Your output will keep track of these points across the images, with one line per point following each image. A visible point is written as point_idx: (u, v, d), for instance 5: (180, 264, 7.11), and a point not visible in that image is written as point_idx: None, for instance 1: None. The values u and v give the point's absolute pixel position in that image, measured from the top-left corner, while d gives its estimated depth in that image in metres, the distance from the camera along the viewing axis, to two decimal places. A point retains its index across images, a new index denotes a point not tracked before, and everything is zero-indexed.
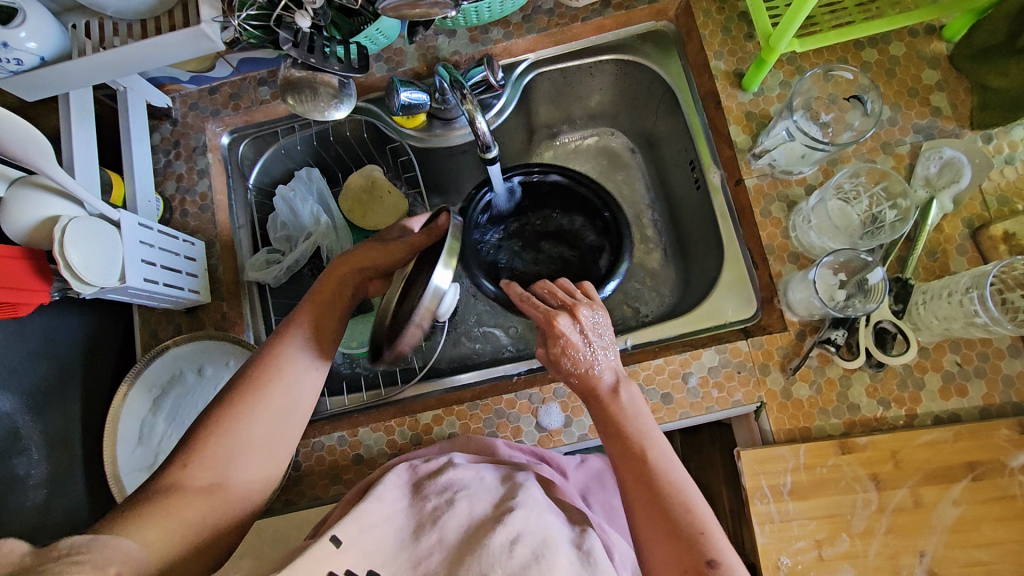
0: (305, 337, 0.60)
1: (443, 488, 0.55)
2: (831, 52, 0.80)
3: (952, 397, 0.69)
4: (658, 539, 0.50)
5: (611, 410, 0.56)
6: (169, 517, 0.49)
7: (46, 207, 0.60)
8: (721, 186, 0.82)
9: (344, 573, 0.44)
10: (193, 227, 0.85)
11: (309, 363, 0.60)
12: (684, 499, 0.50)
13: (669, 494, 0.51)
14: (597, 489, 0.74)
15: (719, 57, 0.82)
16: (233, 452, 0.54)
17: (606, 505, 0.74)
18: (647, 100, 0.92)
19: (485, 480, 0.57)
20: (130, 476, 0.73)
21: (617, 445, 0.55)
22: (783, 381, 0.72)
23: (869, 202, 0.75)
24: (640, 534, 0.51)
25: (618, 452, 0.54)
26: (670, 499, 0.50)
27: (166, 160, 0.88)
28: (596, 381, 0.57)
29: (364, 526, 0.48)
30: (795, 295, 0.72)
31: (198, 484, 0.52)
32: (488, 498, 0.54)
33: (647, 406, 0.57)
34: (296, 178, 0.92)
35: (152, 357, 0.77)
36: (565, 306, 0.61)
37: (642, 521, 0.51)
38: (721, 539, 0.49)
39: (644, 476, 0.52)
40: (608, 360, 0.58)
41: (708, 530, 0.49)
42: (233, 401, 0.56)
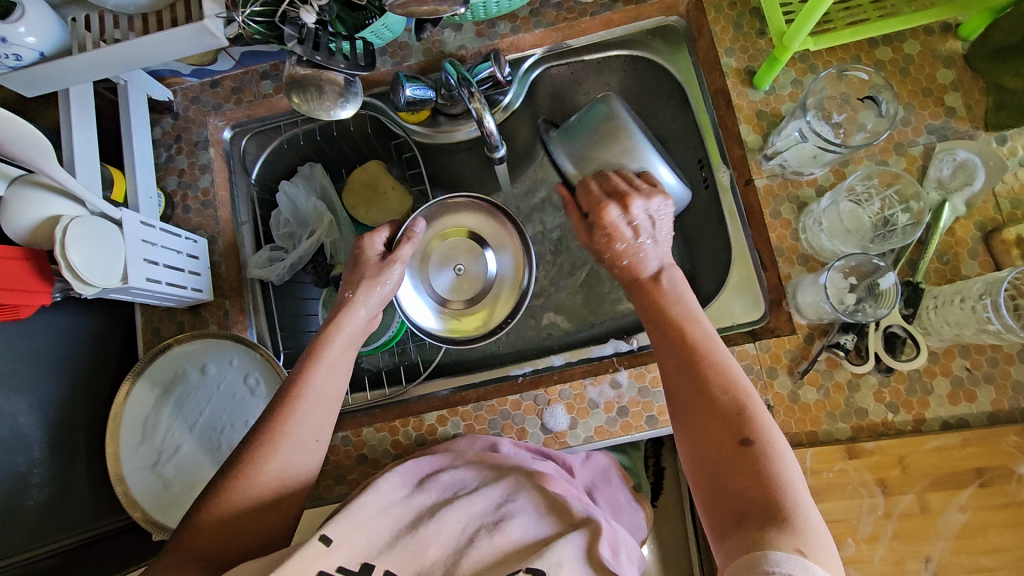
0: (318, 370, 0.60)
1: (442, 486, 0.54)
2: (844, 51, 0.78)
3: (961, 402, 0.69)
4: (692, 409, 0.53)
5: (660, 292, 0.64)
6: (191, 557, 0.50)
7: (49, 205, 0.59)
8: (730, 185, 0.81)
9: (335, 571, 0.44)
10: (195, 223, 0.84)
11: (320, 396, 0.58)
12: (727, 379, 0.53)
13: (711, 370, 0.54)
14: (603, 485, 0.74)
15: (730, 54, 0.80)
16: (247, 491, 0.52)
17: (613, 502, 0.74)
18: (656, 96, 0.90)
19: (488, 476, 0.56)
20: (135, 476, 0.74)
21: (668, 333, 0.59)
22: (791, 385, 0.71)
23: (881, 204, 0.73)
24: (680, 415, 0.54)
25: (664, 341, 0.59)
26: (709, 373, 0.54)
27: (167, 155, 0.87)
28: (642, 267, 0.67)
29: (354, 522, 0.47)
30: (804, 298, 0.71)
31: (218, 525, 0.51)
32: (489, 494, 0.53)
33: (693, 297, 0.63)
34: (298, 174, 0.91)
35: (155, 354, 0.78)
36: (618, 195, 0.72)
37: (683, 400, 0.54)
38: (769, 418, 0.50)
39: (687, 349, 0.56)
40: (652, 251, 0.68)
41: (753, 406, 0.50)
42: (253, 444, 0.55)
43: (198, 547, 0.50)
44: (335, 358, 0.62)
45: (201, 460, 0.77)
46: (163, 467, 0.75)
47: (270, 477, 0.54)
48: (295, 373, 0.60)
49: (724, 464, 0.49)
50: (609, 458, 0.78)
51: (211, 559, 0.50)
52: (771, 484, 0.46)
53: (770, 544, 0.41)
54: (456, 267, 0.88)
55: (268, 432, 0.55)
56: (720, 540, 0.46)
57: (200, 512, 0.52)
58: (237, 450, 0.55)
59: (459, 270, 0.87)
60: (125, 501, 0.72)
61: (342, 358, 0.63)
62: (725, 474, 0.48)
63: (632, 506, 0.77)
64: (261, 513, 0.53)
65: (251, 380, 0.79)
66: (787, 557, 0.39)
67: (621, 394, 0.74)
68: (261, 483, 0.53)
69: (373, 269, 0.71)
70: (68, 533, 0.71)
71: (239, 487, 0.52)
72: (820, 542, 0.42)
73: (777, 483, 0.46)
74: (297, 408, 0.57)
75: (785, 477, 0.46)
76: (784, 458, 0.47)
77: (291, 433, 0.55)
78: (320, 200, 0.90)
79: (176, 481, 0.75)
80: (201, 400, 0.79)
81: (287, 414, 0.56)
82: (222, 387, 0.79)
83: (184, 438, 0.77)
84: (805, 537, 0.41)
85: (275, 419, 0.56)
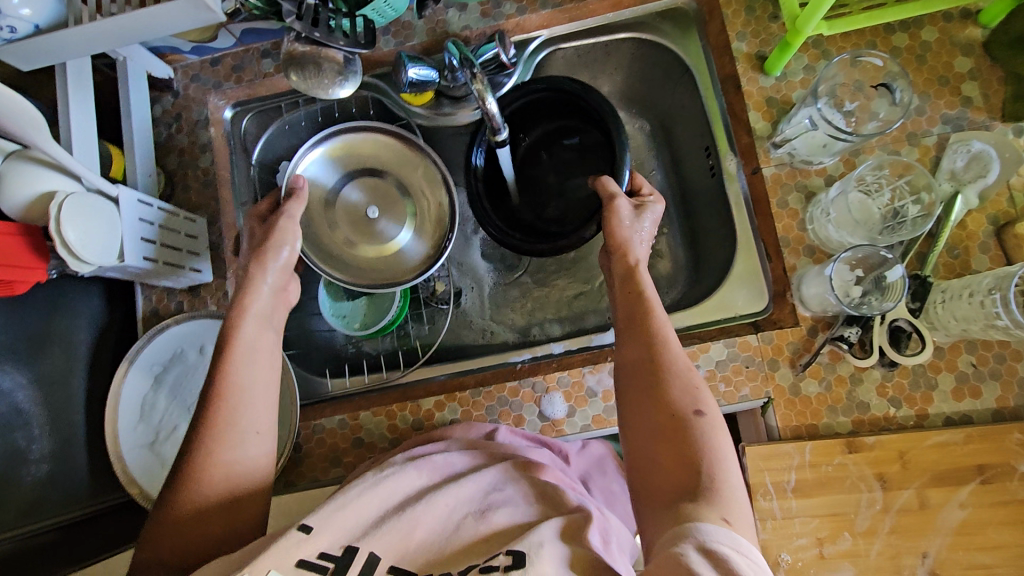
0: (235, 360, 0.58)
1: (434, 467, 0.54)
2: (859, 36, 0.76)
3: (965, 398, 0.68)
4: (641, 387, 0.55)
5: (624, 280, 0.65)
6: (167, 555, 0.50)
7: (44, 181, 0.59)
8: (737, 173, 0.78)
9: (317, 557, 0.44)
10: (195, 202, 0.84)
11: (248, 385, 0.57)
12: (678, 361, 0.55)
13: (662, 352, 0.56)
14: (597, 474, 0.71)
15: (741, 38, 0.79)
16: (198, 490, 0.52)
17: (607, 492, 0.71)
18: (664, 81, 0.88)
19: (480, 462, 0.56)
20: (133, 453, 0.74)
21: (635, 314, 0.60)
22: (792, 377, 0.70)
23: (891, 195, 0.72)
24: (630, 388, 0.56)
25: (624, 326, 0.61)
26: (660, 354, 0.56)
27: (168, 133, 0.86)
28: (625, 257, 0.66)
29: (342, 505, 0.47)
30: (808, 290, 0.71)
31: (185, 525, 0.51)
32: (480, 480, 0.52)
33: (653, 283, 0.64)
34: (303, 155, 0.91)
35: (154, 334, 0.78)
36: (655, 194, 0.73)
37: (634, 378, 0.56)
38: (709, 397, 0.53)
39: (642, 331, 0.58)
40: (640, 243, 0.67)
41: (698, 386, 0.53)
42: (196, 443, 0.53)
43: (174, 547, 0.50)
44: (246, 340, 0.60)
45: None
46: (160, 446, 0.76)
47: (220, 469, 0.53)
48: (213, 370, 0.57)
49: (664, 434, 0.51)
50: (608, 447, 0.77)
51: (196, 551, 0.51)
52: (702, 458, 0.48)
53: (697, 516, 0.44)
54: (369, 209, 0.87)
55: (206, 430, 0.54)
56: (652, 510, 0.48)
57: (170, 506, 0.51)
58: (183, 451, 0.54)
59: (376, 211, 0.87)
60: (122, 477, 0.72)
61: (259, 339, 0.61)
62: (662, 448, 0.51)
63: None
64: (224, 508, 0.52)
65: None
66: (718, 529, 0.42)
67: None
68: (215, 474, 0.52)
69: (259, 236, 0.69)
70: (65, 509, 0.71)
71: (198, 483, 0.52)
72: (742, 516, 0.45)
73: (711, 456, 0.48)
74: (228, 401, 0.55)
75: (720, 453, 0.49)
76: (719, 435, 0.50)
77: (233, 425, 0.54)
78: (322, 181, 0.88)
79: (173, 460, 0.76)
80: (199, 381, 0.80)
81: (221, 408, 0.54)
82: None
83: (181, 418, 0.78)
84: (728, 509, 0.44)
85: (212, 415, 0.54)
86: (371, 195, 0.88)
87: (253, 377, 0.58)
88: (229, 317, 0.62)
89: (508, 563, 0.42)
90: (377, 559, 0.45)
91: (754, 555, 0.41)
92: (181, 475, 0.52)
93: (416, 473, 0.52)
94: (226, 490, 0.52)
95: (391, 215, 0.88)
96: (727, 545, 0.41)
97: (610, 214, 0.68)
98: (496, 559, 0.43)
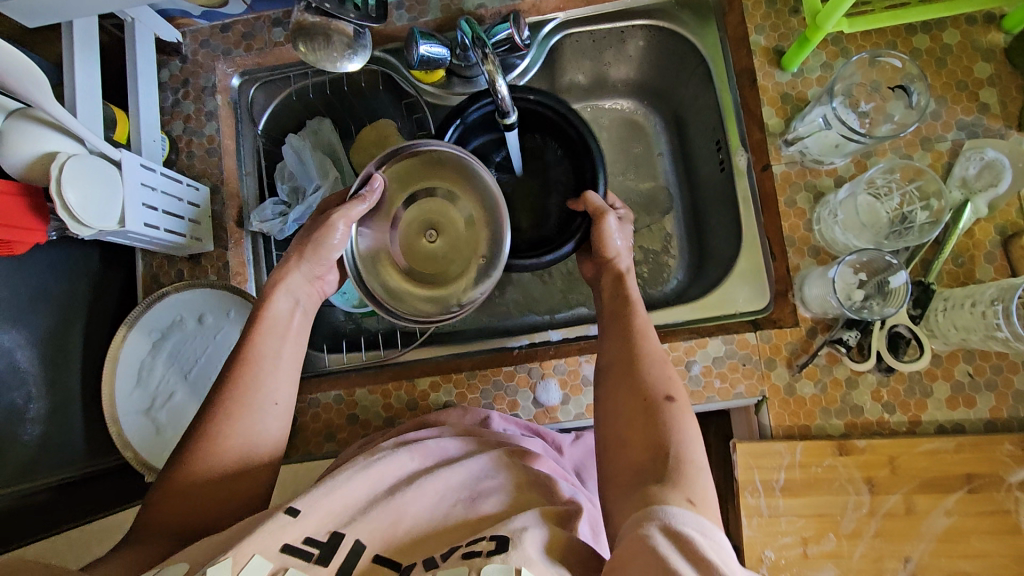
0: (265, 333, 0.59)
1: (426, 452, 0.54)
2: (880, 35, 0.75)
3: (959, 407, 0.68)
4: (618, 375, 0.57)
5: (611, 280, 0.67)
6: (170, 515, 0.51)
7: (44, 141, 0.58)
8: (746, 170, 0.77)
9: (301, 543, 0.43)
10: (198, 170, 0.83)
11: (275, 360, 0.58)
12: (657, 354, 0.57)
13: (643, 344, 0.58)
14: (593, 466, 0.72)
15: (760, 32, 0.77)
16: (209, 457, 0.53)
17: None
18: (679, 71, 0.87)
19: (472, 448, 0.57)
20: (129, 419, 0.75)
21: (619, 308, 0.63)
22: (788, 377, 0.70)
23: (901, 199, 0.71)
24: (609, 375, 0.58)
25: (609, 320, 0.63)
26: (641, 346, 0.58)
27: (174, 99, 0.85)
28: (613, 262, 0.68)
29: (331, 488, 0.47)
30: (811, 290, 0.70)
31: (194, 489, 0.52)
32: (471, 466, 0.53)
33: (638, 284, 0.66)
34: (307, 128, 0.89)
35: (153, 301, 0.78)
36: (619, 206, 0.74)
37: (613, 367, 0.58)
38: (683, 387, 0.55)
39: (625, 324, 0.60)
40: (621, 248, 0.69)
41: (674, 376, 0.55)
42: (216, 408, 0.55)
43: (179, 509, 0.51)
44: (277, 314, 0.61)
45: (194, 409, 0.79)
46: (157, 412, 0.77)
47: (236, 438, 0.54)
48: (243, 338, 0.59)
49: (638, 419, 0.52)
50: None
51: (197, 514, 0.51)
52: (671, 442, 0.49)
53: (661, 496, 0.44)
54: (428, 230, 0.67)
55: (228, 396, 0.55)
56: (618, 490, 0.49)
57: (180, 468, 0.52)
58: (201, 413, 0.55)
59: (436, 231, 0.67)
60: (118, 442, 0.73)
61: (290, 317, 0.62)
62: (634, 431, 0.52)
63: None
64: (234, 474, 0.53)
65: None
66: (684, 513, 0.42)
67: None
68: (230, 441, 0.54)
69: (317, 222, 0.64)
70: (60, 469, 0.72)
71: (211, 446, 0.53)
72: (707, 499, 0.45)
73: (680, 439, 0.50)
74: (252, 369, 0.57)
75: (688, 436, 0.50)
76: (689, 422, 0.51)
77: (255, 394, 0.56)
78: (326, 155, 0.87)
79: (169, 427, 0.77)
80: (197, 349, 0.80)
81: (246, 373, 0.56)
82: (218, 337, 0.81)
83: (178, 385, 0.79)
84: (691, 491, 0.45)
85: (236, 381, 0.56)
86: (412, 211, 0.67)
87: (282, 353, 0.59)
88: (262, 291, 0.63)
89: (492, 547, 0.42)
90: (362, 546, 0.45)
91: (715, 535, 0.42)
92: (195, 436, 0.54)
93: (408, 457, 0.53)
94: (238, 460, 0.54)
95: (459, 237, 0.67)
96: (691, 527, 0.41)
97: (598, 228, 0.69)
98: (481, 544, 0.43)
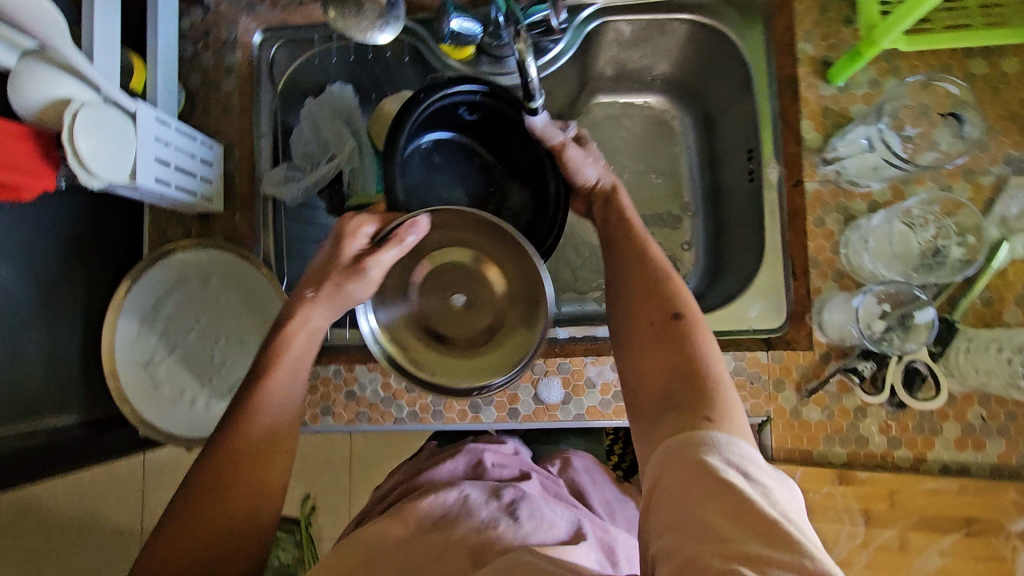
0: (275, 379, 0.59)
1: (421, 515, 0.55)
2: (935, 55, 0.71)
3: (967, 449, 0.66)
4: (631, 299, 0.59)
5: (609, 201, 0.69)
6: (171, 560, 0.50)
7: (61, 86, 0.55)
8: (777, 183, 0.74)
9: None
10: (213, 127, 0.82)
11: (283, 408, 0.59)
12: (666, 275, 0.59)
13: (650, 267, 0.60)
14: (590, 485, 0.72)
15: (808, 39, 0.74)
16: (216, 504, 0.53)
17: (605, 502, 0.71)
18: (716, 72, 0.83)
19: (466, 505, 0.57)
20: (126, 372, 0.75)
21: (617, 230, 0.66)
22: (795, 401, 0.69)
23: (936, 232, 0.67)
24: (621, 300, 0.60)
25: (614, 241, 0.65)
26: (649, 268, 0.60)
27: (193, 50, 0.83)
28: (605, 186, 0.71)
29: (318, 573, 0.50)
30: (831, 315, 0.68)
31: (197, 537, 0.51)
32: (466, 532, 0.53)
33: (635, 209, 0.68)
34: (327, 93, 0.85)
35: (158, 257, 0.76)
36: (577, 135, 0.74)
37: (626, 292, 0.60)
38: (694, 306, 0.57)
39: (632, 247, 0.63)
40: (604, 167, 0.72)
41: (684, 296, 0.58)
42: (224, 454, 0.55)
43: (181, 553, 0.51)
44: (290, 359, 0.61)
45: (191, 369, 0.78)
46: (155, 368, 0.77)
47: (244, 484, 0.54)
48: (248, 389, 0.59)
49: (658, 341, 0.55)
50: (592, 460, 0.76)
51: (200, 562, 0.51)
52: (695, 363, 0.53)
53: (693, 420, 0.47)
54: (454, 296, 0.71)
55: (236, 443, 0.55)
56: (649, 415, 0.52)
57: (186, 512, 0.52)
58: (209, 457, 0.55)
59: (463, 296, 0.71)
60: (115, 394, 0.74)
61: (302, 363, 0.61)
62: (658, 355, 0.55)
63: (622, 501, 0.73)
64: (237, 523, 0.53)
65: (251, 298, 0.78)
66: (715, 433, 0.46)
67: None
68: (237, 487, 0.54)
69: (344, 266, 0.63)
70: (57, 413, 0.73)
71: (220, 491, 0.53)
72: (734, 415, 0.49)
73: (696, 357, 0.53)
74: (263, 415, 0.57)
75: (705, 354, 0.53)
76: (704, 340, 0.54)
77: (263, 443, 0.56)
78: (345, 124, 0.85)
79: (167, 382, 0.77)
80: (199, 309, 0.79)
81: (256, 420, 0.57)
82: (221, 300, 0.79)
83: (178, 344, 0.78)
84: (718, 410, 0.48)
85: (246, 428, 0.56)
86: (438, 273, 0.72)
87: (289, 400, 0.59)
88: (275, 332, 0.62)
89: None
90: None
91: (739, 444, 0.45)
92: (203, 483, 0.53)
93: (401, 525, 0.54)
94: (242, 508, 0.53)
95: (483, 304, 0.71)
96: (727, 447, 0.45)
97: (564, 160, 0.71)
98: None
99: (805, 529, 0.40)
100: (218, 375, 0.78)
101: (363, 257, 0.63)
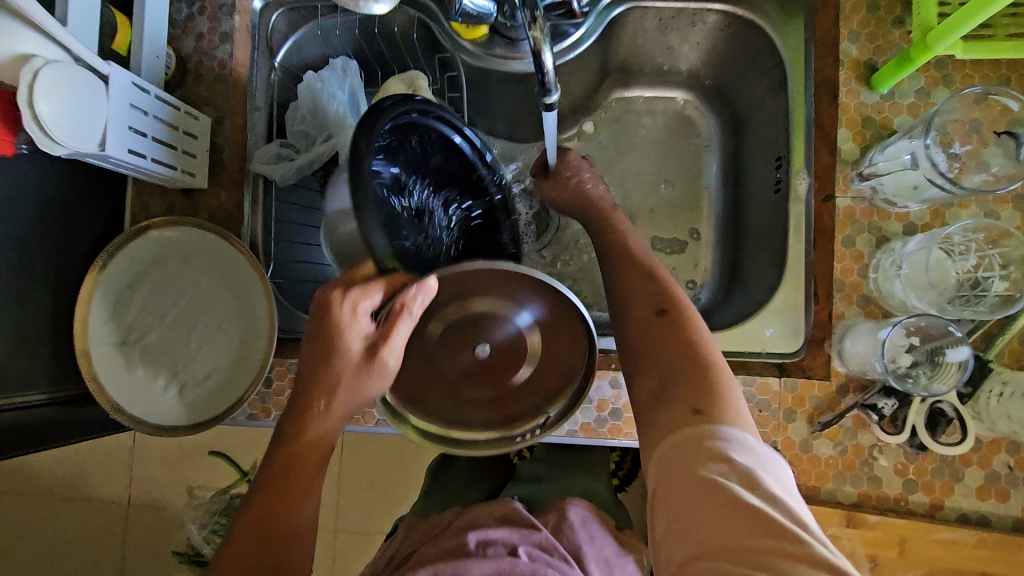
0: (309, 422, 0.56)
1: None
2: (992, 67, 0.65)
3: (988, 499, 0.61)
4: (622, 293, 0.60)
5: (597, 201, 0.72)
6: None
7: (22, 41, 0.51)
8: (804, 195, 0.66)
9: None
10: (204, 96, 0.76)
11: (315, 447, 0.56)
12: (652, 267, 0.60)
13: (637, 260, 0.62)
14: (586, 541, 0.60)
15: (853, 40, 0.68)
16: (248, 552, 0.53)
17: (602, 561, 0.60)
18: (747, 69, 0.77)
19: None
20: (100, 352, 0.71)
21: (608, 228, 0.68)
22: (805, 433, 0.63)
23: (977, 262, 0.62)
24: (614, 295, 0.61)
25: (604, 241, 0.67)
26: (635, 261, 0.62)
27: (187, 12, 0.77)
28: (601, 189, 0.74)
29: None
30: (852, 345, 0.63)
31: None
32: None
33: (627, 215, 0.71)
34: (329, 67, 0.79)
35: (134, 234, 0.72)
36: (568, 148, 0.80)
37: (616, 286, 0.61)
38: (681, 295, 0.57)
39: (620, 243, 0.65)
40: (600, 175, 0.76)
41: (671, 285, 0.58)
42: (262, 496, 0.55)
43: None
44: (321, 401, 0.56)
45: (167, 351, 0.74)
46: (130, 348, 0.73)
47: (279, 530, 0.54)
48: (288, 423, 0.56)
49: (651, 334, 0.55)
50: (588, 508, 0.66)
51: None
52: (690, 353, 0.52)
53: (688, 417, 0.47)
54: (479, 346, 0.57)
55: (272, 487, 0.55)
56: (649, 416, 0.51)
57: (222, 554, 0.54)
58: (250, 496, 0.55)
59: (489, 345, 0.57)
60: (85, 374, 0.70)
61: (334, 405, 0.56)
62: (653, 352, 0.54)
63: (622, 557, 0.62)
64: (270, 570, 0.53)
65: (233, 282, 0.74)
66: (711, 426, 0.45)
67: (620, 395, 0.67)
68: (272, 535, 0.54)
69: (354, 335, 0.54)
70: (25, 389, 0.69)
71: (254, 537, 0.53)
72: (735, 409, 0.47)
73: (688, 345, 0.52)
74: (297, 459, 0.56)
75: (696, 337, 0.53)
76: (693, 325, 0.54)
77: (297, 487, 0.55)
78: (347, 103, 0.79)
79: (140, 364, 0.73)
80: (178, 289, 0.74)
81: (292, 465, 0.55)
82: (202, 282, 0.74)
83: (154, 324, 0.74)
84: (711, 402, 0.47)
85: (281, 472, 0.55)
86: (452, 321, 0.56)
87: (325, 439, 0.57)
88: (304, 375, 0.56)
89: None
90: None
91: (731, 429, 0.45)
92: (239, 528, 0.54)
93: None
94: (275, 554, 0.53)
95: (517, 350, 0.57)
96: (724, 440, 0.44)
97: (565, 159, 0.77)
98: None
99: (792, 508, 0.40)
100: (193, 362, 0.74)
101: (375, 339, 0.54)
